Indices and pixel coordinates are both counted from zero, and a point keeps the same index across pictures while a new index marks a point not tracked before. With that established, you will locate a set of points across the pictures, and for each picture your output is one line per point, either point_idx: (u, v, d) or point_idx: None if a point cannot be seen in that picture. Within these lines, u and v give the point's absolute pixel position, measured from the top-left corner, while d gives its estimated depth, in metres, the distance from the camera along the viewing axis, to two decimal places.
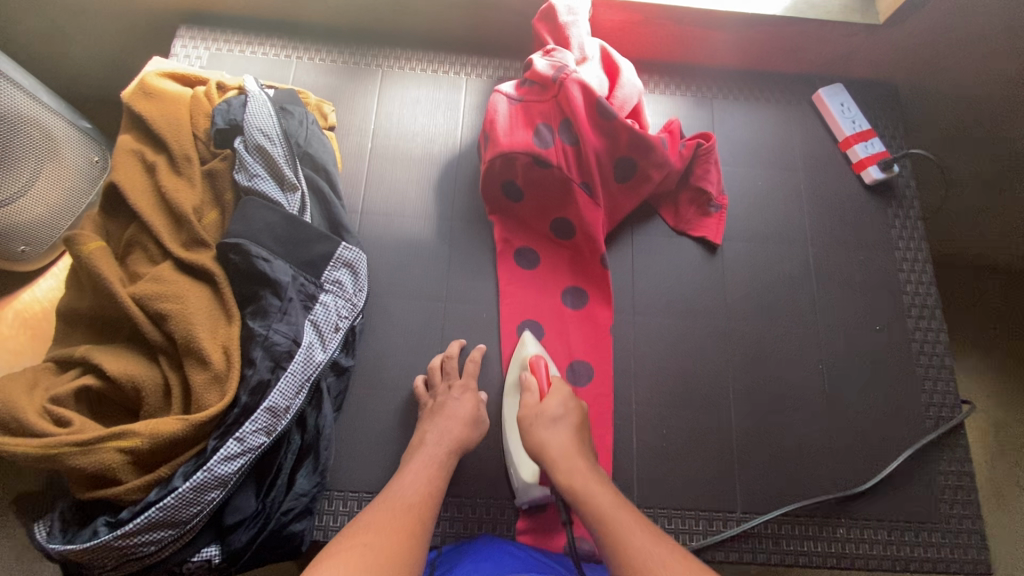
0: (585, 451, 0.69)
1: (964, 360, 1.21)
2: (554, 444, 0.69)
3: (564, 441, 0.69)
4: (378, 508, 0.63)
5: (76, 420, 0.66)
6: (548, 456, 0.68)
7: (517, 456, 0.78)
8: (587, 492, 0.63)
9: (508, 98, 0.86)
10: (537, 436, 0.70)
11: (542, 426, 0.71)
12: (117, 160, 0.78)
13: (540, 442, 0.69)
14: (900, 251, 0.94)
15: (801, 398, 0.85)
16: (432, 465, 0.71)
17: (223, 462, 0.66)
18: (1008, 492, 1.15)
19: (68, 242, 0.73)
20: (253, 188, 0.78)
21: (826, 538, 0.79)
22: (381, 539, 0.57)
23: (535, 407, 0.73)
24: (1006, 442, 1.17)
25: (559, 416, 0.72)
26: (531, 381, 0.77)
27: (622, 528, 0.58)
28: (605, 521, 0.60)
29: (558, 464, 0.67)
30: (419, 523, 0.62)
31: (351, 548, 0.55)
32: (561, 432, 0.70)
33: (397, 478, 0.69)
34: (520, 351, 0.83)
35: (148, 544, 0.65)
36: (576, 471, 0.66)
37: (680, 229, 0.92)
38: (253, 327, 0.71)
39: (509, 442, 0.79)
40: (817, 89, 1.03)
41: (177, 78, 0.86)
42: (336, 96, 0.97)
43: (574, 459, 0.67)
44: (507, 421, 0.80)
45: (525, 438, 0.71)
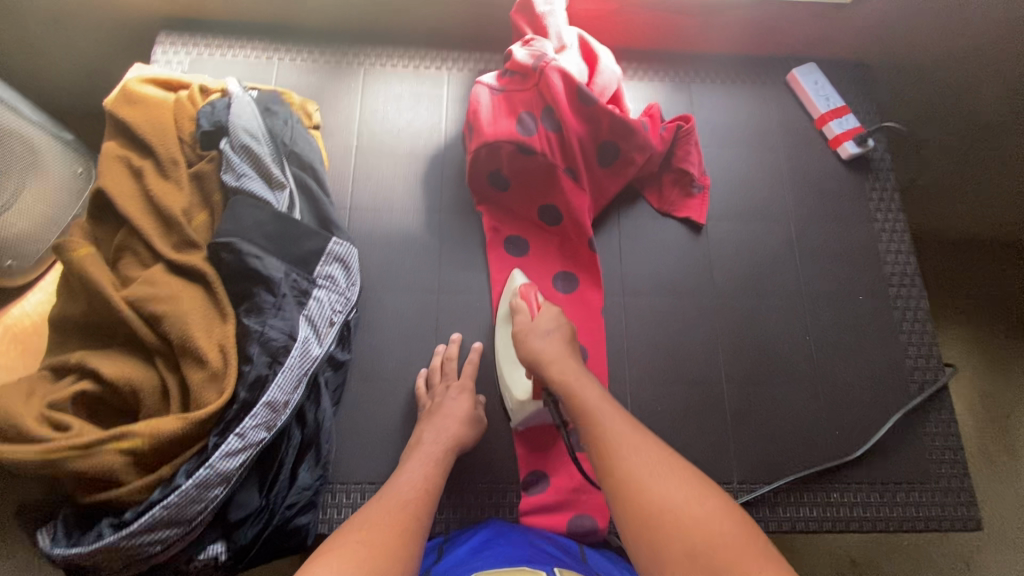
0: (578, 358, 0.72)
1: (948, 330, 1.24)
2: (546, 352, 0.72)
3: (558, 350, 0.72)
4: (374, 505, 0.62)
5: (75, 424, 0.66)
6: (540, 361, 0.71)
7: (513, 378, 0.81)
8: (576, 387, 0.66)
9: (489, 88, 0.87)
10: (530, 347, 0.73)
11: (534, 337, 0.74)
12: (104, 166, 0.79)
13: (533, 351, 0.73)
14: (878, 222, 0.97)
15: (790, 370, 0.87)
16: (429, 463, 0.71)
17: (225, 458, 0.66)
18: (996, 456, 1.18)
19: (57, 250, 0.73)
20: (241, 187, 0.78)
21: (822, 504, 0.82)
22: (375, 535, 0.56)
23: (528, 324, 0.76)
24: (991, 407, 1.21)
25: (551, 329, 0.75)
26: (521, 304, 0.79)
27: (604, 417, 0.61)
28: (589, 413, 0.63)
29: (550, 366, 0.70)
30: (415, 519, 0.61)
31: (346, 545, 0.54)
32: (553, 342, 0.73)
33: (393, 479, 0.68)
34: (509, 284, 0.85)
35: (154, 544, 0.66)
36: (566, 371, 0.69)
37: (665, 211, 0.94)
38: (248, 324, 0.72)
39: (505, 364, 0.82)
40: (791, 70, 1.05)
41: (160, 83, 0.87)
42: (320, 95, 0.97)
43: (566, 363, 0.70)
44: (501, 345, 0.83)
45: (518, 347, 0.75)
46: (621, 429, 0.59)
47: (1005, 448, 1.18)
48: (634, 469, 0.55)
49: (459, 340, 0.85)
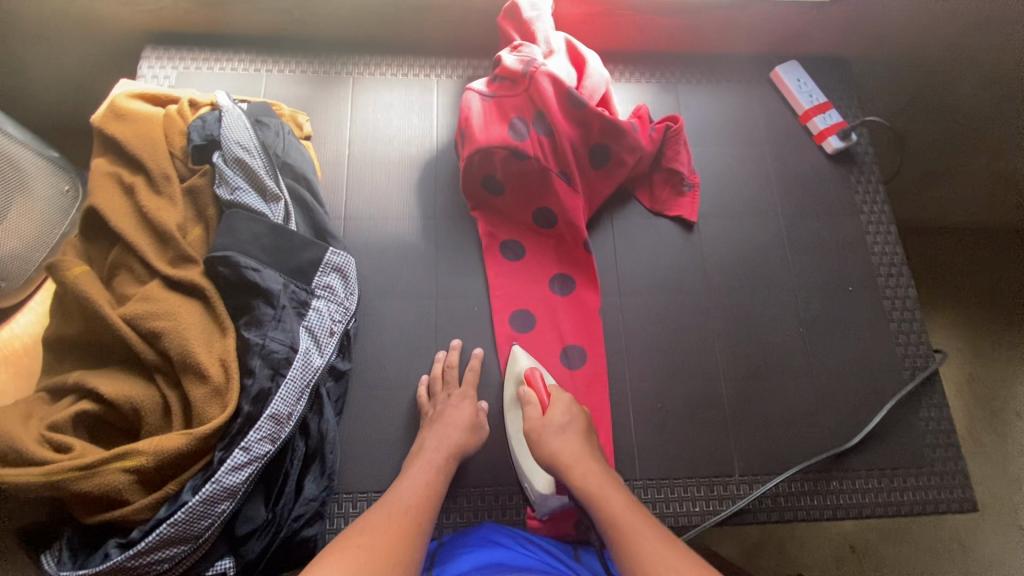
0: (597, 457, 0.71)
1: (935, 317, 1.27)
2: (565, 453, 0.70)
3: (576, 448, 0.71)
4: (380, 509, 0.64)
5: (76, 445, 0.66)
6: (561, 464, 0.70)
7: (529, 470, 0.79)
8: (602, 496, 0.65)
9: (480, 94, 0.88)
10: (547, 446, 0.72)
11: (552, 435, 0.72)
12: (95, 184, 0.78)
13: (551, 452, 0.71)
14: (864, 214, 0.99)
15: (785, 362, 0.89)
16: (430, 470, 0.71)
17: (230, 473, 0.66)
18: (985, 440, 1.21)
19: (51, 269, 0.73)
20: (236, 200, 0.78)
21: (822, 492, 0.83)
22: (377, 539, 0.58)
23: (540, 420, 0.75)
24: (979, 392, 1.23)
25: (565, 424, 0.74)
26: (532, 396, 0.78)
27: (637, 533, 0.60)
28: (619, 524, 0.61)
29: (573, 472, 0.68)
30: (416, 525, 0.62)
31: (348, 548, 0.56)
32: (571, 440, 0.72)
33: (397, 483, 0.69)
34: (514, 366, 0.84)
35: (162, 561, 0.65)
36: (591, 477, 0.67)
37: (657, 211, 0.95)
38: (248, 337, 0.71)
39: (519, 457, 0.80)
40: (774, 68, 1.08)
41: (148, 98, 0.87)
42: (310, 106, 0.97)
43: (589, 466, 0.69)
44: (513, 435, 0.81)
45: (535, 449, 0.73)
46: (655, 547, 0.58)
47: (995, 432, 1.21)
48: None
49: (459, 347, 0.85)
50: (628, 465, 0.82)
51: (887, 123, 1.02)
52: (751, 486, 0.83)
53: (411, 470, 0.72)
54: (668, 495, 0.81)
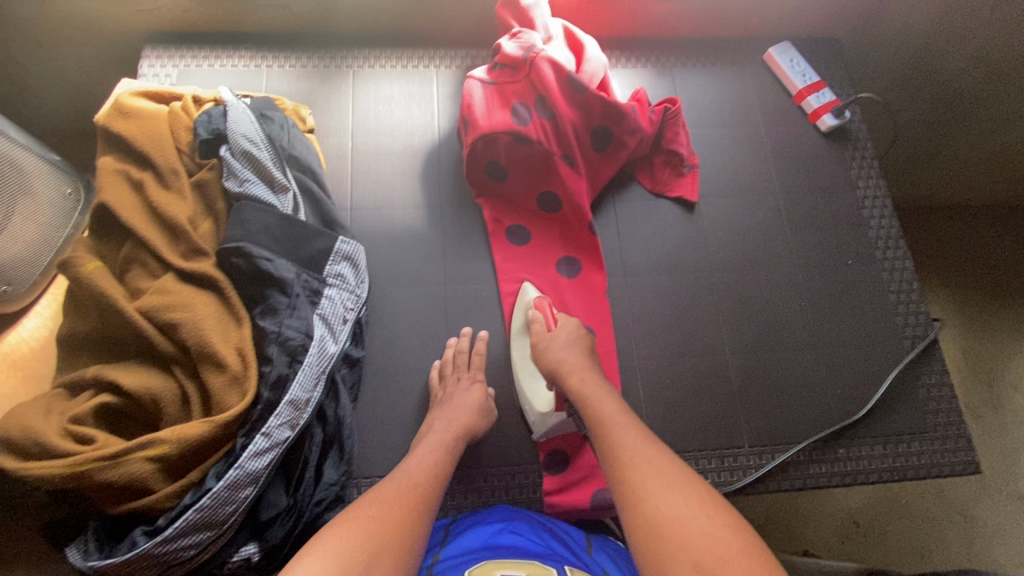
0: (595, 367, 0.74)
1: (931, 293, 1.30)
2: (566, 361, 0.75)
3: (576, 360, 0.75)
4: (391, 482, 0.65)
5: (99, 437, 0.66)
6: (559, 370, 0.74)
7: (532, 389, 0.83)
8: (591, 395, 0.68)
9: (481, 82, 0.89)
10: (550, 355, 0.77)
11: (555, 347, 0.77)
12: (104, 181, 0.79)
13: (555, 359, 0.76)
14: (860, 190, 1.01)
15: (789, 335, 0.91)
16: (438, 449, 0.73)
17: (253, 458, 0.67)
18: (983, 412, 1.24)
19: (65, 266, 0.73)
20: (244, 192, 0.79)
21: (829, 460, 0.86)
22: (384, 511, 0.59)
23: (546, 334, 0.80)
24: (976, 365, 1.26)
25: (571, 340, 0.78)
26: (538, 315, 0.83)
27: (617, 426, 0.63)
28: (603, 420, 0.65)
29: (568, 376, 0.73)
30: (424, 500, 0.63)
31: (354, 519, 0.57)
32: (572, 351, 0.76)
33: (407, 459, 0.71)
34: (521, 297, 0.87)
35: (189, 548, 0.66)
36: (584, 380, 0.71)
37: (658, 192, 0.96)
38: (264, 325, 0.73)
39: (522, 377, 0.84)
40: (767, 50, 1.09)
41: (151, 96, 0.87)
42: (312, 100, 0.98)
43: (583, 371, 0.73)
44: (518, 357, 0.85)
45: (540, 359, 0.78)
46: (632, 437, 0.61)
47: (992, 404, 1.24)
48: (641, 474, 0.56)
49: (476, 336, 0.86)
50: None
51: (880, 99, 1.04)
52: (761, 457, 0.85)
53: (424, 443, 0.74)
54: None
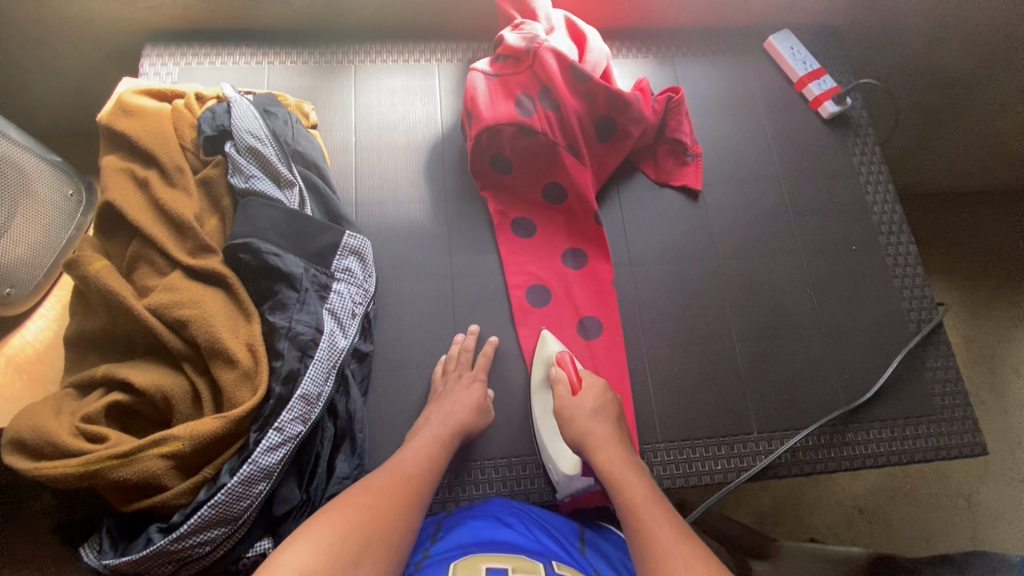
0: (623, 443, 0.73)
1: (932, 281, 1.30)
2: (593, 433, 0.73)
3: (604, 433, 0.73)
4: (382, 471, 0.67)
5: (111, 435, 0.66)
6: (587, 443, 0.73)
7: (555, 451, 0.81)
8: (623, 480, 0.67)
9: (485, 74, 0.89)
10: (575, 425, 0.75)
11: (582, 417, 0.75)
12: (108, 180, 0.78)
13: (580, 430, 0.74)
14: (863, 176, 1.01)
15: (795, 322, 0.91)
16: (433, 441, 0.73)
17: (267, 453, 0.67)
18: (985, 398, 1.24)
19: (72, 265, 0.73)
20: (250, 188, 0.79)
21: (838, 444, 0.86)
22: (376, 501, 0.61)
23: (570, 400, 0.78)
24: (977, 351, 1.27)
25: (596, 409, 0.76)
26: (562, 375, 0.81)
27: (653, 520, 0.60)
28: (635, 509, 0.63)
29: (598, 453, 0.71)
30: (415, 494, 0.65)
31: (348, 507, 0.59)
32: (600, 423, 0.75)
33: (401, 449, 0.72)
34: (542, 350, 0.85)
35: (204, 544, 0.66)
36: (615, 460, 0.70)
37: (662, 181, 0.97)
38: (274, 321, 0.73)
39: (546, 440, 0.82)
40: (768, 38, 1.10)
41: (154, 94, 0.87)
42: (315, 95, 0.98)
43: (614, 450, 0.71)
44: (540, 415, 0.83)
45: (564, 427, 0.76)
46: (667, 534, 0.58)
47: (994, 389, 1.25)
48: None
49: (477, 330, 0.86)
50: (649, 429, 0.84)
51: (881, 85, 1.04)
52: (770, 442, 0.85)
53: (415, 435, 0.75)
54: (690, 455, 0.84)
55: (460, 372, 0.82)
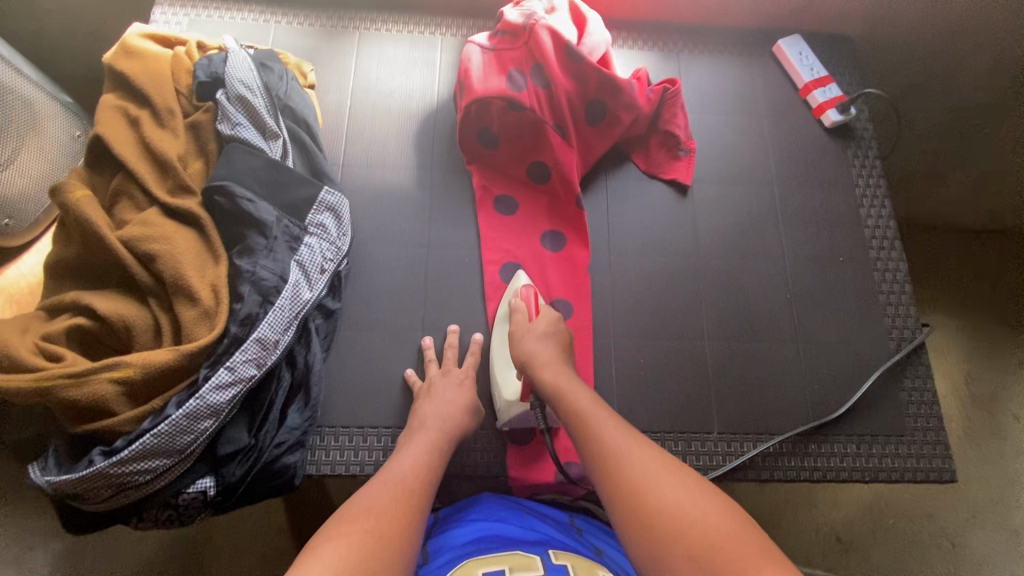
0: (568, 362, 0.73)
1: (936, 316, 1.26)
2: (539, 355, 0.73)
3: (550, 354, 0.73)
4: (374, 487, 0.60)
5: (68, 356, 0.68)
6: (533, 363, 0.72)
7: (503, 376, 0.80)
8: (568, 391, 0.67)
9: (481, 47, 0.90)
10: (523, 347, 0.75)
11: (531, 338, 0.75)
12: (101, 115, 0.80)
13: (527, 352, 0.74)
14: (860, 188, 0.99)
15: (771, 326, 0.90)
16: (428, 447, 0.69)
17: (215, 390, 0.68)
18: (982, 440, 1.20)
19: (55, 191, 0.75)
20: (236, 135, 0.80)
21: (800, 455, 0.84)
22: (381, 526, 0.54)
23: (526, 324, 0.78)
24: (977, 393, 1.22)
25: (548, 333, 0.76)
26: (521, 304, 0.80)
27: (600, 423, 0.61)
28: (582, 416, 0.63)
29: (542, 371, 0.71)
30: (418, 510, 0.59)
31: (351, 534, 0.52)
32: (547, 345, 0.74)
33: (393, 461, 0.67)
34: (512, 284, 0.85)
35: (143, 473, 0.67)
36: (559, 376, 0.69)
37: (652, 173, 0.96)
38: (240, 264, 0.73)
39: (497, 363, 0.81)
40: (777, 42, 1.08)
41: (158, 39, 0.89)
42: (316, 57, 0.99)
43: (558, 367, 0.71)
44: (496, 342, 0.83)
45: (514, 349, 0.76)
46: (613, 431, 0.60)
47: (992, 432, 1.20)
48: (630, 469, 0.54)
49: (457, 330, 0.85)
50: None
51: (887, 97, 1.02)
52: (729, 444, 0.83)
53: (409, 442, 0.71)
54: None
55: (449, 370, 0.80)
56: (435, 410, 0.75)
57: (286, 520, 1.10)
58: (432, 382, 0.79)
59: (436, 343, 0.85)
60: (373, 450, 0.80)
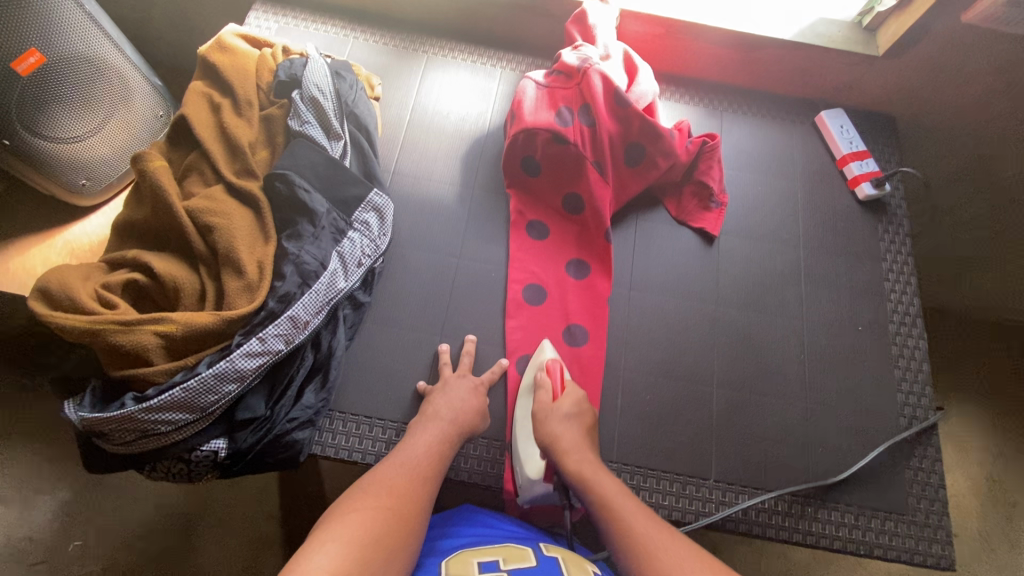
0: (591, 449, 0.75)
1: (958, 407, 1.23)
2: (562, 439, 0.74)
3: (574, 439, 0.74)
4: (391, 467, 0.68)
5: (121, 305, 0.74)
6: (558, 447, 0.74)
7: (525, 451, 0.80)
8: (595, 482, 0.69)
9: (536, 83, 0.97)
10: (546, 428, 0.76)
11: (554, 420, 0.76)
12: (189, 98, 0.90)
13: (551, 434, 0.75)
14: (886, 262, 1.00)
15: (781, 384, 0.90)
16: (440, 435, 0.75)
17: (245, 357, 0.73)
18: (996, 543, 1.15)
19: (136, 159, 0.83)
20: (303, 132, 0.88)
21: (795, 516, 0.83)
22: (399, 503, 0.63)
23: (549, 404, 0.78)
24: (995, 494, 1.18)
25: (571, 414, 0.77)
26: (546, 380, 0.81)
27: (630, 517, 0.64)
28: (611, 509, 0.66)
29: (567, 459, 0.72)
30: (423, 495, 0.66)
31: (369, 508, 0.60)
32: (572, 428, 0.76)
33: (405, 441, 0.74)
34: (537, 355, 0.86)
35: (165, 424, 0.72)
36: (585, 463, 0.71)
37: (681, 220, 1.00)
38: (287, 246, 0.80)
39: (519, 436, 0.81)
40: (820, 113, 1.12)
41: (249, 40, 0.99)
42: (385, 73, 1.08)
43: (584, 454, 0.73)
44: (519, 417, 0.83)
45: (537, 429, 0.77)
46: (643, 527, 0.62)
47: (1007, 538, 1.15)
48: (666, 566, 0.58)
49: (474, 340, 0.88)
50: (606, 445, 0.85)
51: (923, 178, 1.04)
52: (724, 493, 0.84)
53: (418, 427, 0.76)
54: (639, 483, 0.83)
55: (466, 374, 0.84)
56: (449, 403, 0.79)
57: (279, 505, 1.13)
58: (447, 380, 0.83)
59: (452, 349, 0.89)
60: (377, 441, 0.83)
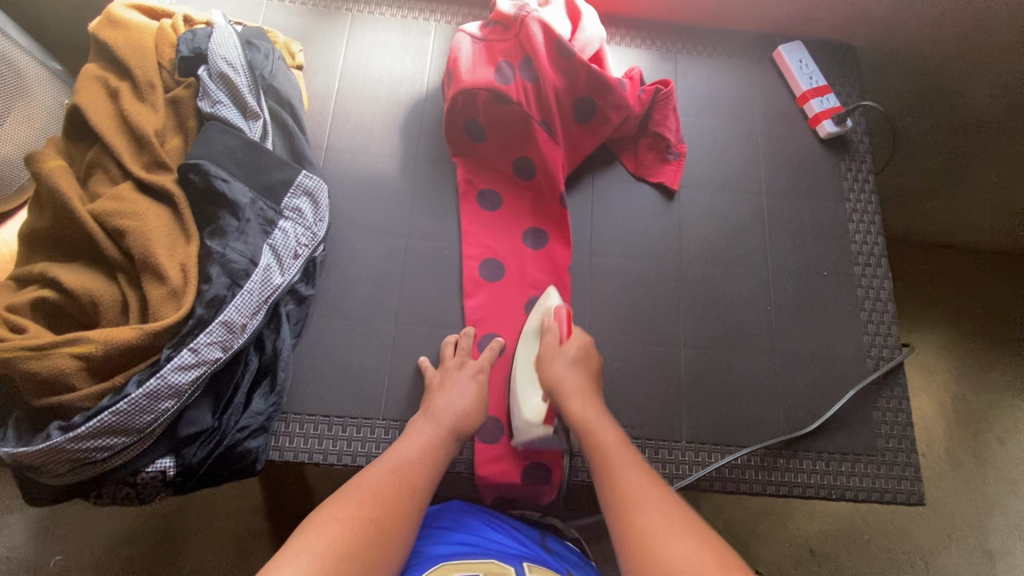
0: (596, 395, 0.76)
1: (926, 335, 1.24)
2: (567, 381, 0.76)
3: (577, 383, 0.76)
4: (377, 471, 0.66)
5: (31, 329, 0.67)
6: (561, 390, 0.76)
7: (525, 396, 0.80)
8: (595, 426, 0.71)
9: (471, 37, 0.90)
10: (552, 372, 0.78)
11: (558, 364, 0.78)
12: (81, 85, 0.79)
13: (555, 378, 0.77)
14: (850, 202, 0.97)
15: (749, 338, 0.88)
16: (427, 439, 0.72)
17: (177, 371, 0.67)
18: (963, 460, 1.18)
19: (28, 160, 0.74)
20: (214, 114, 0.79)
21: (767, 468, 0.83)
22: (381, 514, 0.60)
23: (556, 346, 0.79)
24: (963, 414, 1.21)
25: (578, 358, 0.78)
26: (553, 324, 0.81)
27: (620, 463, 0.66)
28: (606, 455, 0.68)
29: (569, 400, 0.75)
30: (407, 507, 0.63)
31: (349, 519, 0.58)
32: (575, 374, 0.77)
33: (398, 442, 0.71)
34: (543, 301, 0.84)
35: (101, 450, 0.67)
36: (587, 409, 0.73)
37: (639, 175, 0.94)
38: (210, 245, 0.72)
39: (521, 381, 0.80)
40: (777, 47, 1.06)
41: (144, 11, 0.87)
42: (307, 38, 0.98)
43: (587, 400, 0.75)
44: (521, 360, 0.82)
45: (542, 372, 0.79)
46: (633, 480, 0.64)
47: (975, 456, 1.19)
48: (646, 522, 0.58)
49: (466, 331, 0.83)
50: None
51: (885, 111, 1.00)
52: (697, 454, 0.83)
53: (414, 428, 0.73)
54: None
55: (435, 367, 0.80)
56: (448, 403, 0.76)
57: (258, 502, 1.10)
58: (444, 376, 0.78)
59: (409, 335, 0.84)
60: (339, 439, 0.79)
